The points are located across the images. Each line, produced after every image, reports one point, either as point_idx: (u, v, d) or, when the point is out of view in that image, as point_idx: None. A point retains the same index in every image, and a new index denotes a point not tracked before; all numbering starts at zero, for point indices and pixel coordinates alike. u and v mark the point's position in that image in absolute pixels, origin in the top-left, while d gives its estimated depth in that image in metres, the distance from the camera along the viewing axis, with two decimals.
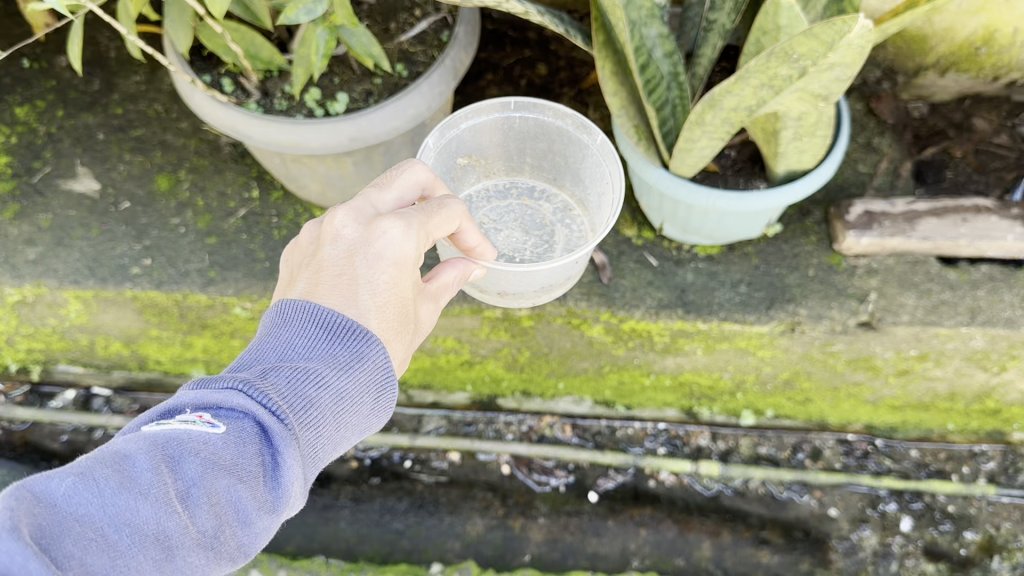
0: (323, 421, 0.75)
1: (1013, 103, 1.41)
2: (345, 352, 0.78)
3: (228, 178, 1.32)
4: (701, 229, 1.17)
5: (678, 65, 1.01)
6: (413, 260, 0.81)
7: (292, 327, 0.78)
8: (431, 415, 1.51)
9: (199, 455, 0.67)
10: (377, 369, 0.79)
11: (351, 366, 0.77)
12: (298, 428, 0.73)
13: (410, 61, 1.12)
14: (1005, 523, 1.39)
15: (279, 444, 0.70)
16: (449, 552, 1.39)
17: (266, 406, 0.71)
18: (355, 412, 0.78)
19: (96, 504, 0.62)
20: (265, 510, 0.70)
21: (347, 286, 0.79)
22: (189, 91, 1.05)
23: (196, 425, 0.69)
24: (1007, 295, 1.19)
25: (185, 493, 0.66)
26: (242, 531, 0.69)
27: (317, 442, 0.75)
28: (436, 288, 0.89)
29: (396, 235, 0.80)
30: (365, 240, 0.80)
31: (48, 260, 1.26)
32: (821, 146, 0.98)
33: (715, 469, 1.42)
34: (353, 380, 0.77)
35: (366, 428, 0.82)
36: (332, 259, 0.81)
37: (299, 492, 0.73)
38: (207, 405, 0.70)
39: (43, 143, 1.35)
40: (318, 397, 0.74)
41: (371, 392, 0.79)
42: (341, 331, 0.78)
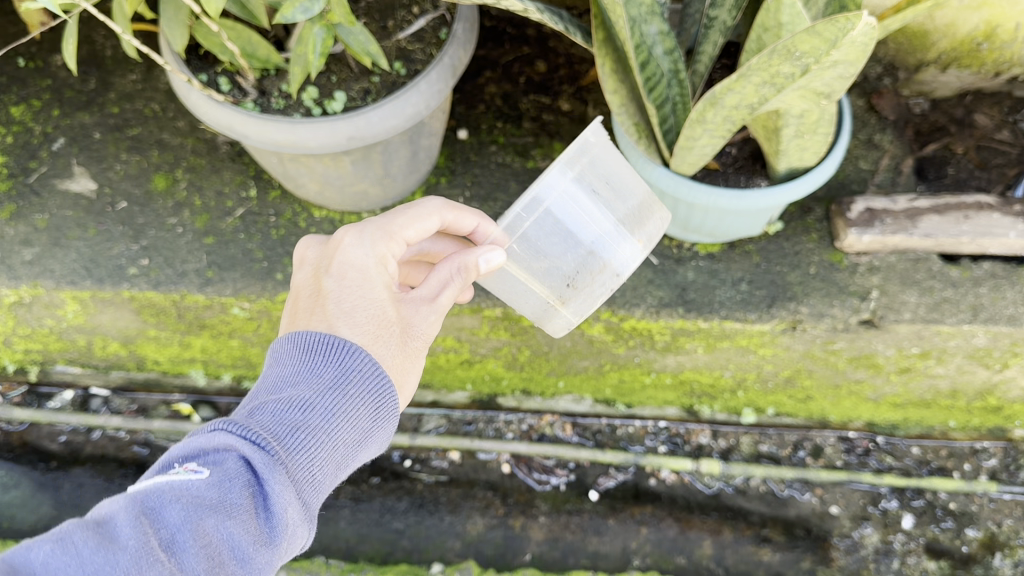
0: (313, 443, 0.75)
1: (1014, 99, 1.40)
2: (329, 372, 0.79)
3: (225, 177, 1.31)
4: (702, 227, 1.16)
5: (678, 62, 1.00)
6: (375, 267, 0.85)
7: (281, 362, 0.81)
8: (431, 414, 1.50)
9: (182, 501, 0.66)
10: (366, 378, 0.79)
11: (337, 384, 0.78)
12: (286, 455, 0.73)
13: (407, 59, 1.11)
14: (1007, 520, 1.39)
15: (264, 473, 0.70)
16: (450, 551, 1.39)
17: (249, 439, 0.71)
18: (348, 429, 0.78)
19: (75, 566, 0.61)
20: (262, 543, 0.69)
21: (320, 305, 0.84)
22: (185, 90, 1.04)
23: (181, 474, 0.69)
24: (1010, 293, 1.18)
25: (169, 542, 0.65)
26: (241, 569, 0.67)
27: (310, 467, 0.74)
28: (428, 291, 0.87)
29: (353, 243, 0.85)
30: (327, 257, 0.87)
31: (45, 261, 1.25)
32: (823, 144, 0.97)
33: (716, 467, 1.42)
34: (341, 398, 0.78)
35: (368, 446, 0.81)
36: (305, 285, 0.88)
37: (295, 520, 0.72)
38: (192, 454, 0.70)
39: (39, 143, 1.34)
40: (304, 421, 0.75)
41: (369, 405, 0.80)
42: (320, 347, 0.80)
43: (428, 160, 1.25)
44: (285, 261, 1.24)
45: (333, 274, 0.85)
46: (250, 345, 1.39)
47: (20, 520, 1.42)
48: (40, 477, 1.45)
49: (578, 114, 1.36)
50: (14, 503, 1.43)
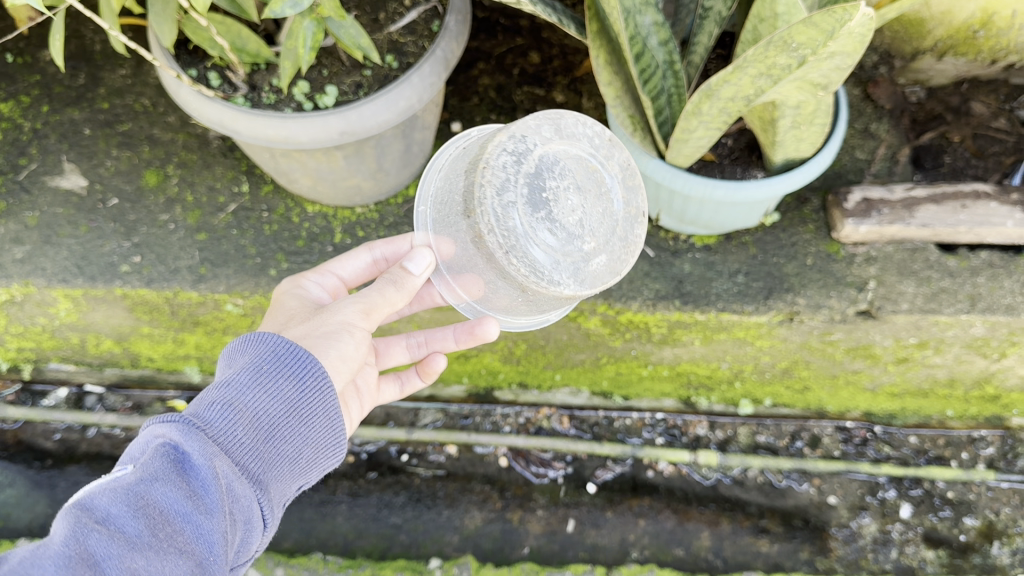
0: (232, 412, 0.78)
1: (1011, 87, 1.39)
2: (242, 358, 0.84)
3: (216, 172, 1.30)
4: (698, 219, 1.15)
5: (674, 53, 0.98)
6: (298, 298, 0.99)
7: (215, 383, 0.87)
8: (427, 408, 1.50)
9: (105, 488, 0.67)
10: (272, 352, 0.83)
11: (251, 363, 0.82)
12: (209, 426, 0.76)
13: (400, 51, 1.10)
14: (1004, 508, 1.39)
15: (187, 438, 0.73)
16: (448, 546, 1.38)
17: (167, 416, 0.75)
18: (266, 397, 0.81)
19: (15, 562, 0.60)
20: (201, 494, 0.69)
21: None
22: (175, 86, 1.03)
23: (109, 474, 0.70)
24: (1008, 282, 1.18)
25: (104, 517, 0.65)
26: (187, 524, 0.68)
27: (233, 433, 0.78)
28: None
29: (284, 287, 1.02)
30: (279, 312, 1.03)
31: (36, 259, 1.24)
32: (820, 135, 0.97)
33: (713, 458, 1.42)
34: (258, 371, 0.82)
35: (304, 412, 0.84)
36: None
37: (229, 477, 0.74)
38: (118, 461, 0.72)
39: (28, 139, 1.33)
40: (222, 396, 0.79)
41: (287, 374, 0.83)
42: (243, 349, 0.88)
43: (422, 154, 1.24)
44: (278, 257, 1.23)
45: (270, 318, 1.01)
46: None
47: (15, 519, 1.41)
48: (35, 475, 1.45)
49: (572, 106, 1.35)
50: (9, 501, 1.43)
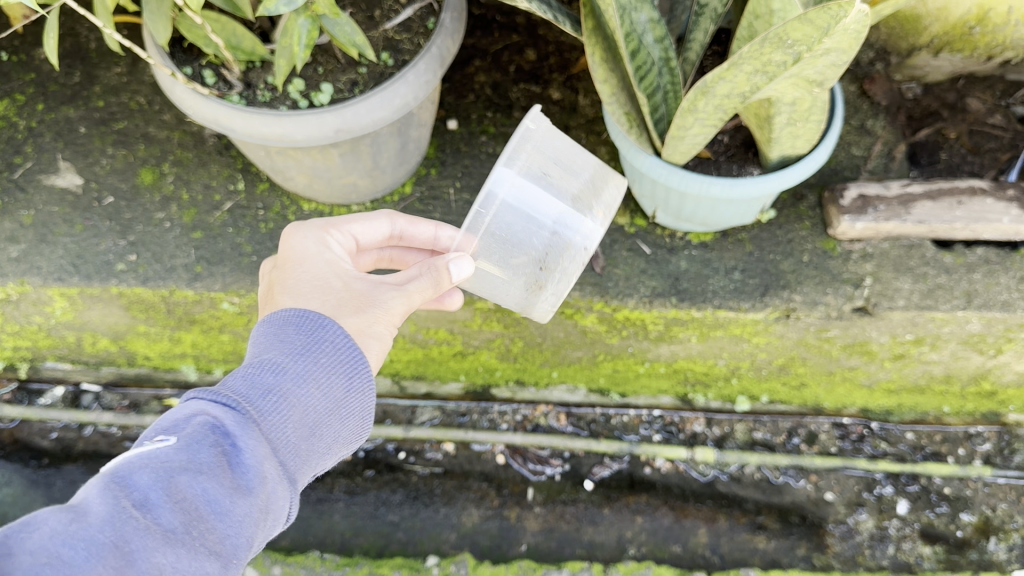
0: (285, 406, 0.75)
1: (1007, 83, 1.39)
2: (298, 341, 0.80)
3: (212, 170, 1.30)
4: (694, 216, 1.15)
5: (669, 50, 0.99)
6: (320, 253, 0.88)
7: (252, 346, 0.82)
8: (424, 406, 1.50)
9: (148, 466, 0.65)
10: (335, 348, 0.80)
11: (305, 348, 0.79)
12: (259, 417, 0.73)
13: (395, 49, 1.10)
14: (1001, 504, 1.40)
15: (239, 432, 0.70)
16: (445, 543, 1.38)
17: (218, 401, 0.72)
18: (319, 394, 0.78)
19: (46, 535, 0.59)
20: (242, 495, 0.68)
21: (271, 296, 0.87)
22: (170, 84, 1.02)
23: (151, 443, 0.68)
24: (1004, 278, 1.18)
25: (143, 501, 0.64)
26: (220, 524, 0.67)
27: (283, 429, 0.75)
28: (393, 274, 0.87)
29: (298, 235, 0.90)
30: (280, 257, 0.90)
31: (31, 258, 1.23)
32: (815, 131, 0.97)
33: (710, 455, 1.42)
34: (312, 362, 0.79)
35: (347, 412, 0.81)
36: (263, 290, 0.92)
37: (271, 478, 0.71)
38: (160, 426, 0.70)
39: (23, 137, 1.32)
40: (275, 384, 0.76)
41: (340, 372, 0.80)
42: (285, 321, 0.81)
43: (418, 152, 1.24)
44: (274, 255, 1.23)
45: (281, 266, 0.89)
46: (241, 340, 1.38)
47: (12, 518, 1.41)
48: (33, 474, 1.45)
49: (569, 102, 1.35)
50: (6, 500, 1.43)
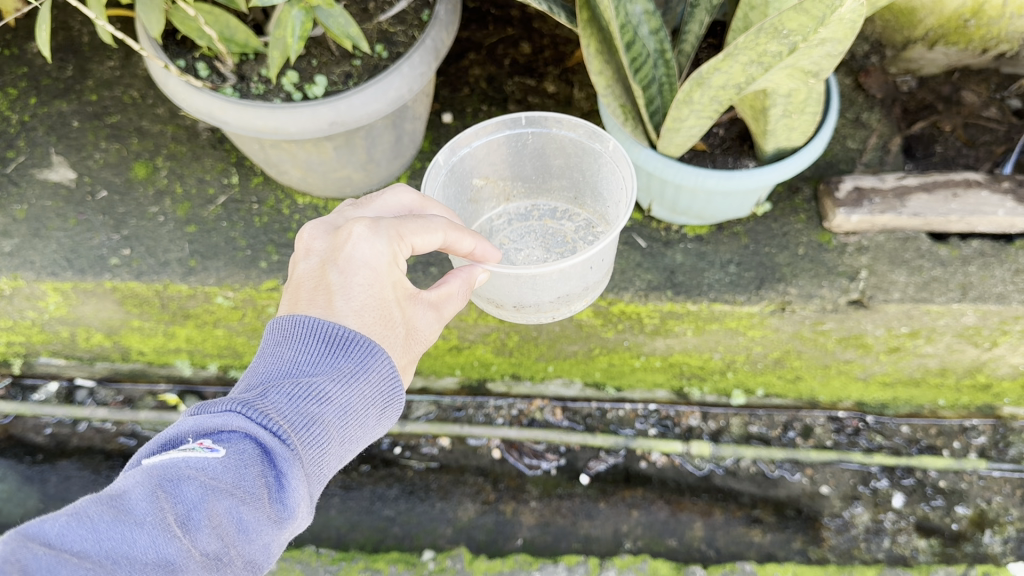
0: (327, 438, 0.75)
1: (1001, 76, 1.40)
2: (352, 368, 0.77)
3: (206, 164, 1.29)
4: (690, 209, 1.15)
5: (664, 42, 0.98)
6: (387, 262, 0.80)
7: (294, 343, 0.78)
8: (420, 400, 1.50)
9: (197, 481, 0.66)
10: (381, 380, 0.79)
11: (354, 376, 0.77)
12: (302, 447, 0.72)
13: (389, 41, 1.09)
14: (996, 497, 1.40)
15: (283, 465, 0.70)
16: (441, 537, 1.38)
17: (267, 427, 0.70)
18: (358, 426, 0.78)
19: (92, 541, 0.62)
20: (272, 526, 0.69)
21: (325, 296, 0.80)
22: (163, 76, 1.02)
23: (195, 450, 0.68)
24: (998, 271, 1.18)
25: (185, 518, 0.65)
26: (250, 552, 0.68)
27: (322, 459, 0.74)
28: (438, 297, 0.84)
29: (363, 236, 0.80)
30: (334, 248, 0.82)
31: (25, 252, 1.23)
32: (811, 123, 0.97)
33: (706, 449, 1.42)
34: (357, 391, 0.77)
35: (372, 436, 0.82)
36: (307, 273, 0.83)
37: (305, 509, 0.72)
38: (206, 430, 0.69)
39: (16, 132, 1.32)
40: (320, 413, 0.74)
41: (378, 403, 0.79)
42: (343, 341, 0.78)
43: (413, 145, 1.24)
44: (269, 249, 1.23)
45: (340, 264, 0.80)
46: (236, 335, 1.38)
47: (7, 514, 1.41)
48: (27, 470, 1.44)
49: (564, 96, 1.34)
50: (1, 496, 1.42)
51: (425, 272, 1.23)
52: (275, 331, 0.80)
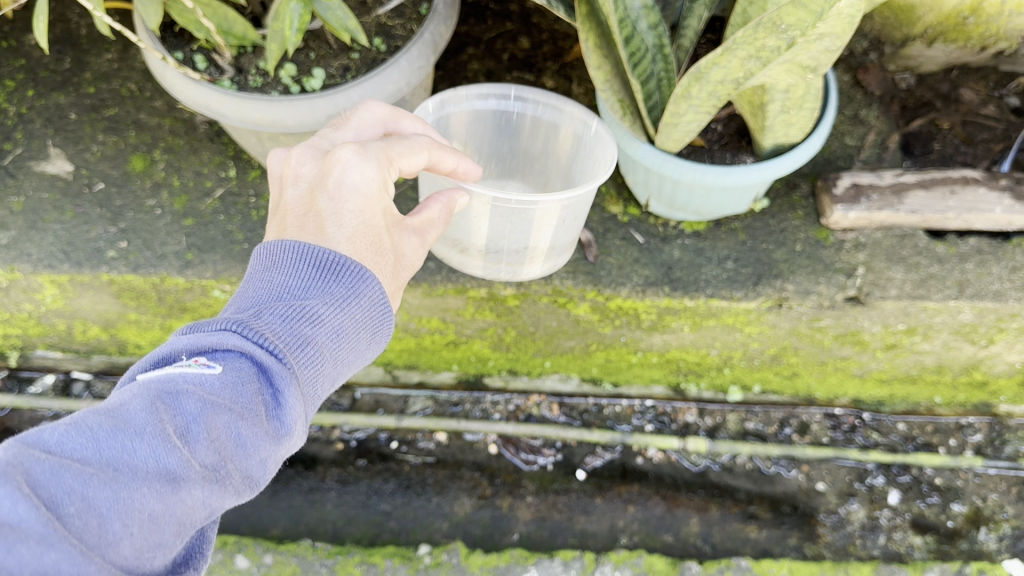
0: (321, 361, 0.74)
1: (999, 74, 1.41)
2: (343, 291, 0.77)
3: (204, 158, 1.29)
4: (688, 205, 1.15)
5: (663, 37, 0.98)
6: (378, 186, 0.81)
7: (284, 268, 0.77)
8: (417, 395, 1.50)
9: (196, 395, 0.64)
10: (371, 305, 0.79)
11: (346, 301, 0.77)
12: (298, 367, 0.71)
13: (387, 34, 1.09)
14: (992, 494, 1.40)
15: (280, 382, 0.69)
16: (437, 532, 1.38)
17: (263, 345, 0.69)
18: (349, 351, 0.77)
19: (92, 449, 0.59)
20: (269, 442, 0.68)
21: (315, 222, 0.80)
22: (161, 68, 1.02)
23: (192, 367, 0.67)
24: (995, 268, 1.18)
25: (184, 430, 0.63)
26: (249, 467, 0.67)
27: (317, 380, 0.73)
28: (421, 222, 0.88)
29: (352, 161, 0.80)
30: (323, 173, 0.81)
31: (21, 244, 1.22)
32: (809, 119, 0.96)
33: (702, 445, 1.42)
34: (348, 315, 0.77)
35: (361, 363, 0.81)
36: (295, 201, 0.82)
37: (300, 430, 0.72)
38: (202, 349, 0.68)
39: (13, 123, 1.31)
40: (314, 334, 0.73)
41: (367, 329, 0.79)
42: (334, 266, 0.77)
43: None
44: None
45: (330, 190, 0.80)
46: None
47: None
48: None
49: (562, 91, 1.34)
50: None
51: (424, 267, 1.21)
52: (262, 257, 0.79)
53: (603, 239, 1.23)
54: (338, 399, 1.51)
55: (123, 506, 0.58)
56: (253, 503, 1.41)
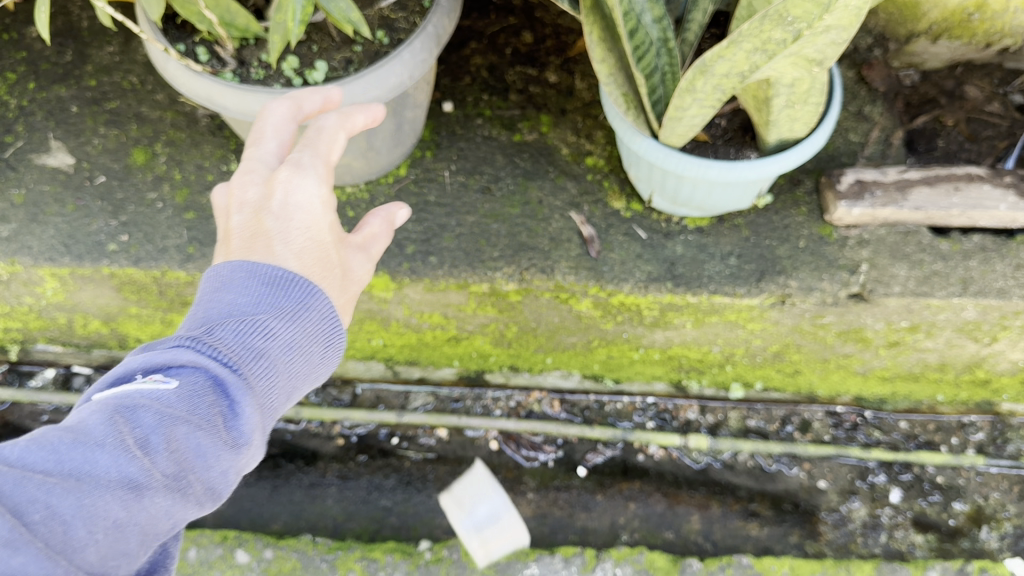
0: (275, 373, 0.74)
1: (1005, 71, 1.40)
2: (291, 305, 0.76)
3: (205, 151, 1.28)
4: (691, 201, 1.14)
5: (668, 31, 0.97)
6: (323, 201, 0.80)
7: (232, 286, 0.76)
8: (417, 391, 1.50)
9: (152, 408, 0.65)
10: (322, 318, 0.79)
11: (297, 314, 0.76)
12: (253, 378, 0.72)
13: (390, 27, 1.08)
14: (994, 493, 1.40)
15: (236, 394, 0.70)
16: (438, 528, 1.38)
17: (218, 359, 0.70)
18: (302, 363, 0.77)
19: (53, 461, 0.60)
20: (230, 452, 0.68)
21: (262, 244, 0.78)
22: (163, 59, 1.01)
23: (147, 383, 0.67)
24: (999, 265, 1.18)
25: (143, 442, 0.64)
26: (211, 476, 0.68)
27: (272, 391, 0.74)
28: (363, 239, 0.88)
29: (294, 177, 0.78)
30: (266, 193, 0.79)
31: (22, 237, 1.22)
32: (814, 114, 0.96)
33: (704, 443, 1.41)
34: (300, 328, 0.77)
35: (314, 378, 0.81)
36: (240, 224, 0.80)
37: (259, 440, 0.72)
38: (157, 366, 0.68)
39: (15, 116, 1.31)
40: (267, 347, 0.73)
41: (320, 341, 0.79)
42: (284, 283, 0.77)
43: (413, 133, 1.23)
44: None
45: (275, 212, 0.78)
46: None
47: None
48: None
49: (565, 86, 1.34)
50: None
51: (425, 261, 1.21)
52: (211, 280, 0.78)
53: (606, 234, 1.22)
54: (339, 394, 1.50)
55: (87, 513, 0.60)
56: (253, 498, 1.41)
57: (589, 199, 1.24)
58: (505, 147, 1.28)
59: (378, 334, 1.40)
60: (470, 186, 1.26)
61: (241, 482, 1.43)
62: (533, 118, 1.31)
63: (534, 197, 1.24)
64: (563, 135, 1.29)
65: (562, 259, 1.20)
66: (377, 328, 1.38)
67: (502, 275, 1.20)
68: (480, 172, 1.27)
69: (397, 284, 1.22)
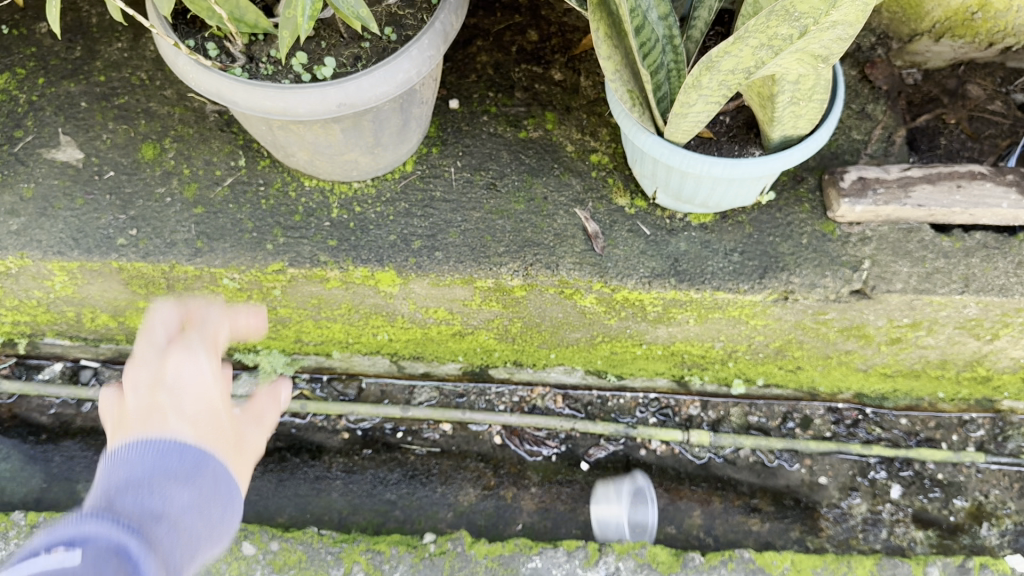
0: (180, 535, 0.69)
1: (1007, 70, 1.41)
2: (190, 467, 0.73)
3: (213, 147, 1.30)
4: (695, 198, 1.14)
5: (673, 28, 1.00)
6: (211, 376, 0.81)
7: (129, 461, 0.72)
8: (422, 386, 1.52)
9: None
10: (221, 480, 0.75)
11: (195, 476, 0.73)
12: (157, 540, 0.68)
13: (399, 24, 1.09)
14: (994, 490, 1.42)
15: (139, 555, 0.65)
16: (442, 521, 1.39)
17: (119, 524, 0.66)
18: (208, 524, 0.72)
19: None
20: None
21: (154, 417, 0.76)
22: (173, 54, 1.02)
23: (49, 560, 0.62)
24: (1001, 263, 1.19)
25: None
26: None
27: (178, 555, 0.69)
28: (255, 411, 0.86)
29: (181, 358, 0.80)
30: (156, 373, 0.79)
31: (31, 231, 1.23)
32: (818, 111, 0.98)
33: (705, 437, 1.43)
34: (202, 488, 0.73)
35: (217, 547, 0.75)
36: (133, 404, 0.78)
37: None
38: (57, 540, 0.64)
39: (24, 111, 1.32)
40: (169, 510, 0.69)
41: (223, 503, 0.75)
42: (176, 451, 0.74)
43: (419, 130, 1.23)
44: (276, 231, 1.23)
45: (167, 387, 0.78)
46: None
47: (10, 493, 1.41)
48: (30, 449, 1.46)
49: (570, 84, 1.35)
50: (4, 475, 1.43)
51: (430, 256, 1.21)
52: (104, 465, 0.73)
53: (610, 231, 1.23)
54: (344, 388, 1.53)
55: None
56: (259, 492, 1.42)
57: (594, 195, 1.25)
58: (511, 143, 1.30)
59: (383, 329, 1.41)
60: (476, 182, 1.27)
61: (247, 475, 1.44)
62: (538, 115, 1.32)
63: (539, 194, 1.26)
64: (568, 132, 1.30)
65: (567, 255, 1.21)
66: (382, 323, 1.39)
67: (507, 270, 1.21)
68: (486, 168, 1.28)
69: (402, 279, 1.23)
